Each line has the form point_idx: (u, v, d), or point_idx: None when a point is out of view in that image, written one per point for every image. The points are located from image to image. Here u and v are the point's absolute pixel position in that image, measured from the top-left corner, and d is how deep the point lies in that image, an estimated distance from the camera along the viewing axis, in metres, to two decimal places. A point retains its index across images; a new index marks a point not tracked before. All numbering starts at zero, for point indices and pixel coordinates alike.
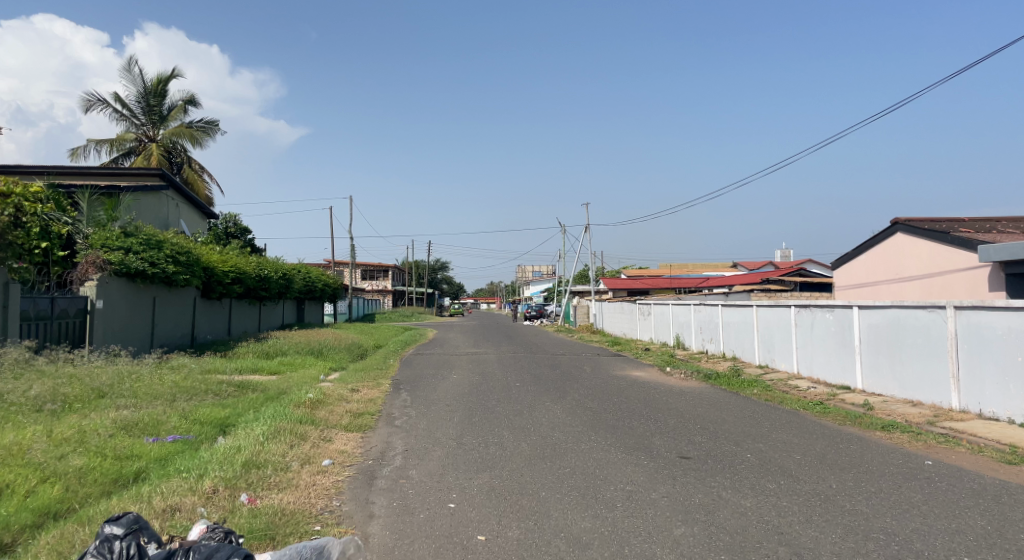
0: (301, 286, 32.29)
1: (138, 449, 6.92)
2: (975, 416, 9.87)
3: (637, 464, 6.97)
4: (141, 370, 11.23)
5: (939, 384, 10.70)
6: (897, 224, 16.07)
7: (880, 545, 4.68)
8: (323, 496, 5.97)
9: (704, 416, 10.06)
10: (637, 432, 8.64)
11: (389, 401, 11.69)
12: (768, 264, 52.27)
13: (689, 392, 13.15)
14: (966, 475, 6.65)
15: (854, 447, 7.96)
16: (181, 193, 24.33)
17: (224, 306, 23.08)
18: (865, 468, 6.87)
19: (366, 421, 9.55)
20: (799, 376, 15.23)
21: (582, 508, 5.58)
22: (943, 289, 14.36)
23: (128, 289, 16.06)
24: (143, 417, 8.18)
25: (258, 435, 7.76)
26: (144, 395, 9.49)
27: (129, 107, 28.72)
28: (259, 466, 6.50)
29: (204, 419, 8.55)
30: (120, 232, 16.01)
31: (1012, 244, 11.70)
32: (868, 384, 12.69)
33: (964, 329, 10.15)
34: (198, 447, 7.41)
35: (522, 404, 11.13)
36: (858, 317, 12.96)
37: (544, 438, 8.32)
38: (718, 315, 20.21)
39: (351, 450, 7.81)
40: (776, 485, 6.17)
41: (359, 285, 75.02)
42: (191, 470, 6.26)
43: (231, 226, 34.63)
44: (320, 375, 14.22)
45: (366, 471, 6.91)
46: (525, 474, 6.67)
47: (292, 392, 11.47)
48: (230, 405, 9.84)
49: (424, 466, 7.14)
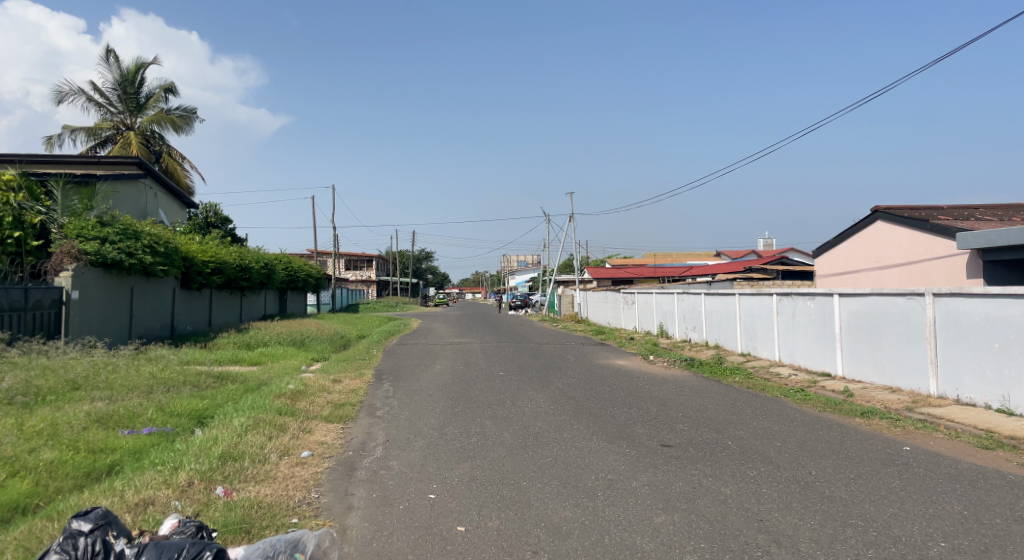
0: (283, 276, 31.99)
1: (112, 442, 6.79)
2: (952, 401, 9.98)
3: (618, 453, 6.96)
4: (118, 361, 11.08)
5: (918, 370, 10.80)
6: (877, 212, 16.18)
7: (858, 531, 4.69)
8: (301, 488, 5.88)
9: (686, 404, 10.10)
10: (620, 421, 8.61)
11: (373, 391, 11.60)
12: (751, 253, 52.80)
13: (672, 380, 13.18)
14: (944, 461, 6.70)
15: (833, 433, 8.01)
16: (159, 182, 24.03)
17: (205, 296, 22.85)
18: (844, 455, 6.89)
19: (347, 411, 9.48)
20: (780, 364, 15.34)
21: (563, 498, 5.55)
22: (922, 276, 14.51)
23: (106, 280, 15.82)
24: (117, 410, 8.03)
25: (235, 427, 7.64)
26: (119, 386, 9.34)
27: (105, 95, 28.18)
28: (236, 459, 6.40)
29: (181, 411, 8.43)
30: (96, 221, 15.70)
31: (990, 232, 11.81)
32: (848, 370, 12.79)
33: (942, 316, 10.24)
34: (174, 439, 7.30)
35: (505, 394, 11.07)
36: (839, 305, 13.05)
37: (526, 428, 8.29)
38: (701, 304, 20.30)
39: (332, 441, 7.73)
40: (757, 472, 6.19)
41: (342, 275, 74.38)
42: (166, 463, 6.16)
43: (211, 215, 34.25)
44: (302, 365, 14.16)
45: (345, 462, 6.83)
46: (507, 464, 6.64)
47: (272, 383, 11.36)
48: (208, 396, 9.72)
49: (404, 456, 7.08)
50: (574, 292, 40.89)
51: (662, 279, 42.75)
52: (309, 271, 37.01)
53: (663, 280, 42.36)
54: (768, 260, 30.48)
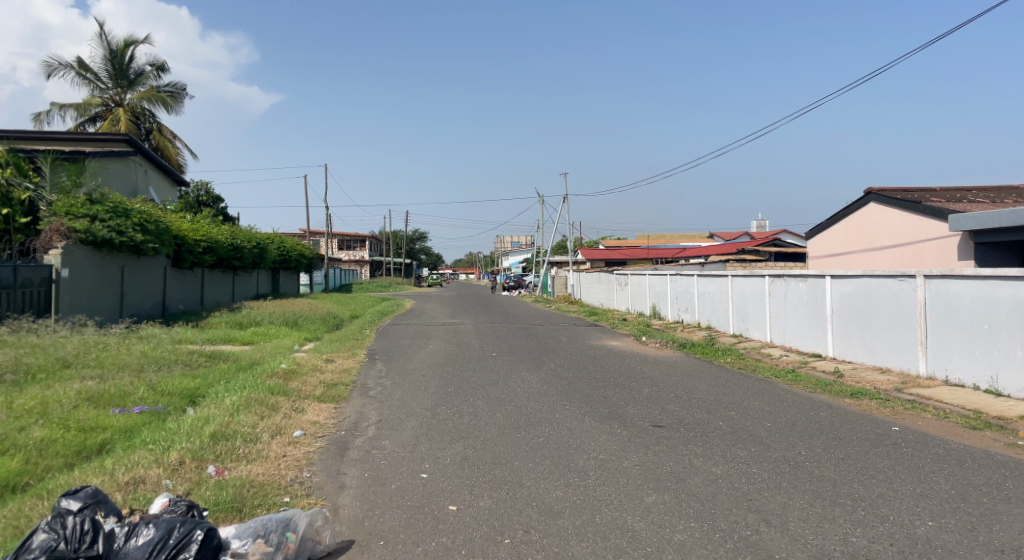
0: (275, 255, 31.83)
1: (103, 420, 6.78)
2: (941, 382, 10.06)
3: (610, 433, 6.98)
4: (109, 339, 11.03)
5: (908, 351, 10.87)
6: (870, 194, 16.18)
7: (847, 510, 4.72)
8: (293, 468, 5.89)
9: (678, 384, 10.15)
10: (611, 401, 8.66)
11: (366, 371, 11.63)
12: (743, 234, 52.89)
13: (664, 361, 13.24)
14: (932, 440, 6.76)
15: (823, 414, 8.06)
16: (150, 159, 23.82)
17: (197, 275, 22.75)
18: (833, 435, 6.94)
19: (339, 391, 9.49)
20: (772, 345, 15.41)
21: (554, 477, 5.57)
22: (913, 259, 14.55)
23: (96, 258, 15.71)
24: (108, 388, 8.01)
25: (227, 406, 7.62)
26: (110, 365, 9.32)
27: (93, 71, 27.78)
28: (228, 438, 6.40)
29: (172, 389, 8.42)
30: (86, 199, 15.53)
31: (982, 214, 11.86)
32: (838, 351, 12.88)
33: (933, 298, 10.29)
34: (166, 418, 7.29)
35: (498, 374, 11.08)
36: (831, 286, 13.10)
37: (518, 408, 8.32)
38: (694, 285, 20.34)
39: (324, 421, 7.73)
40: (747, 452, 6.23)
41: (335, 255, 74.12)
42: (157, 442, 6.15)
43: (202, 193, 34.00)
44: (294, 345, 14.12)
45: (338, 442, 6.84)
46: (499, 444, 6.67)
47: (264, 362, 11.34)
48: (199, 375, 9.71)
49: (397, 436, 7.09)
50: (568, 273, 40.90)
51: (655, 261, 42.79)
52: (301, 250, 36.85)
53: (656, 262, 42.40)
54: (761, 242, 30.54)
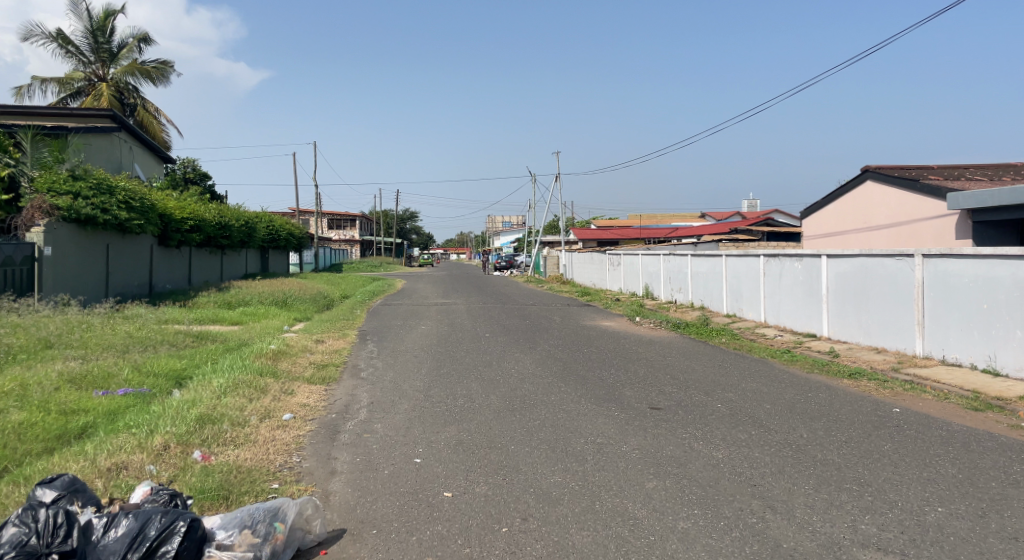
0: (264, 234, 31.41)
1: (85, 403, 6.57)
2: (938, 362, 9.99)
3: (607, 416, 6.83)
4: (93, 319, 10.77)
5: (905, 332, 10.78)
6: (866, 172, 16.01)
7: (854, 496, 4.60)
8: (282, 452, 5.70)
9: (674, 365, 10.03)
10: (607, 383, 8.51)
11: (356, 352, 11.45)
12: (735, 214, 52.85)
13: (659, 342, 13.11)
14: (934, 422, 6.66)
15: (823, 396, 7.94)
16: (134, 136, 23.36)
17: (184, 254, 22.41)
18: (834, 417, 6.82)
19: (330, 372, 9.30)
20: (766, 325, 15.32)
21: (551, 462, 5.42)
22: (910, 238, 14.44)
23: (80, 236, 15.40)
24: (91, 369, 7.77)
25: (214, 388, 7.42)
26: (94, 345, 9.08)
27: (75, 44, 27.12)
28: (215, 421, 6.20)
29: (157, 371, 8.20)
30: (69, 175, 15.21)
31: (981, 192, 11.74)
32: (833, 331, 12.79)
33: (931, 278, 10.17)
34: (151, 400, 7.08)
35: (492, 355, 10.92)
36: (826, 266, 12.98)
37: (513, 390, 8.16)
38: (687, 265, 20.19)
39: (314, 403, 7.53)
40: (748, 435, 6.10)
41: (325, 234, 73.48)
42: (141, 426, 5.95)
43: (189, 170, 33.48)
44: (284, 326, 13.88)
45: (328, 425, 6.65)
46: (494, 427, 6.51)
47: (253, 343, 11.13)
48: (186, 356, 9.48)
49: (389, 419, 6.92)
50: (560, 253, 40.68)
51: (647, 241, 42.64)
52: (290, 229, 36.42)
53: (648, 242, 42.25)
54: (753, 222, 30.44)
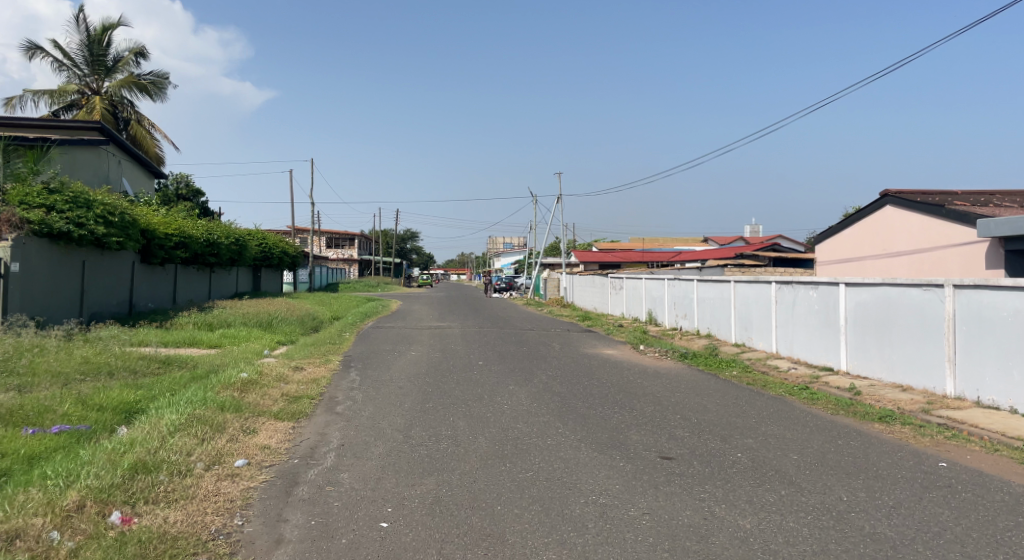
0: (257, 251, 30.60)
1: (5, 445, 5.63)
2: (972, 404, 9.05)
3: (612, 468, 5.90)
4: (47, 342, 9.83)
5: (934, 369, 9.85)
6: (886, 196, 15.21)
7: None
8: (223, 512, 4.75)
9: (684, 403, 9.07)
10: (610, 425, 7.56)
11: (337, 382, 10.51)
12: (738, 239, 52.30)
13: (666, 373, 12.16)
14: (992, 482, 5.72)
15: (855, 444, 6.99)
16: (123, 149, 22.62)
17: (169, 272, 21.55)
18: (874, 474, 5.88)
19: (302, 406, 8.37)
20: (778, 356, 14.36)
21: (544, 532, 4.48)
22: (934, 266, 13.58)
23: (52, 252, 14.57)
24: (25, 402, 6.85)
25: (162, 426, 6.49)
26: (39, 373, 8.15)
27: (70, 57, 26.56)
28: (150, 471, 5.26)
29: (104, 404, 7.27)
30: (44, 187, 14.42)
31: (1015, 218, 10.81)
32: (852, 366, 11.86)
33: (963, 310, 9.27)
34: (87, 441, 6.15)
35: (484, 387, 9.97)
36: (845, 295, 12.07)
37: (504, 431, 7.23)
38: (693, 291, 19.29)
39: (276, 445, 6.58)
40: (777, 496, 5.17)
41: (323, 252, 72.53)
42: (59, 476, 5.01)
43: (182, 186, 32.84)
44: (263, 350, 12.94)
45: (286, 475, 5.71)
46: (478, 480, 5.58)
47: (223, 370, 10.18)
48: (144, 385, 8.56)
49: (358, 467, 5.97)
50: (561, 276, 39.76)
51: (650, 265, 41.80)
52: (284, 248, 35.62)
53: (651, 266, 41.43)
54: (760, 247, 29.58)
